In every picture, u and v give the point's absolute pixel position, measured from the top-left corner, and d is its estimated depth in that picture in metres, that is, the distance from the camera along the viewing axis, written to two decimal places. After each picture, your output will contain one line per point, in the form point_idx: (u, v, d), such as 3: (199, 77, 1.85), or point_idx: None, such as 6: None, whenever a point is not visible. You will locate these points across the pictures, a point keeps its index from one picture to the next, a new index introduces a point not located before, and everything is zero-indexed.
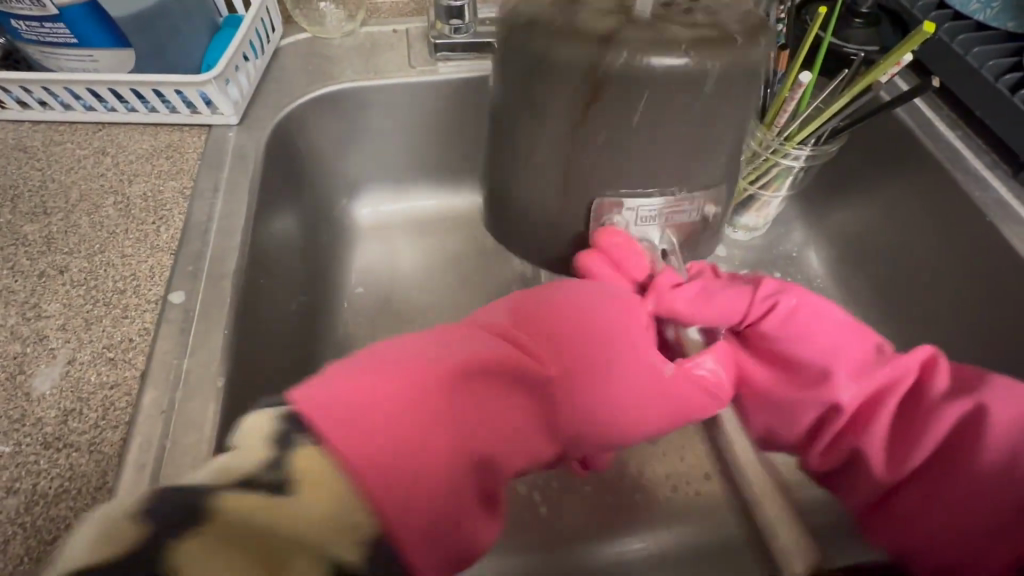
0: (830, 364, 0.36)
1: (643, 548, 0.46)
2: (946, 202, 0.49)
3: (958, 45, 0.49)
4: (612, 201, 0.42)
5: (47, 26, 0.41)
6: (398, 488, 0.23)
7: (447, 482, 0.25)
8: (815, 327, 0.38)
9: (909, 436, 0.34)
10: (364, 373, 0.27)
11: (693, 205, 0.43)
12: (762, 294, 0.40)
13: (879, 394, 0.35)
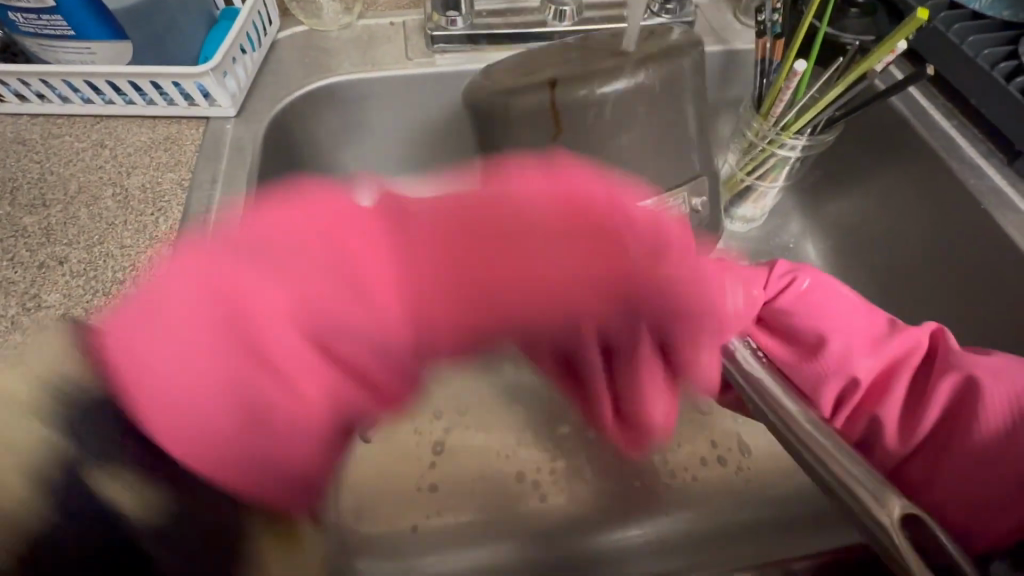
0: (848, 341, 0.37)
1: (638, 535, 0.47)
2: (941, 190, 0.50)
3: (954, 34, 0.50)
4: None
5: (44, 18, 0.41)
6: (187, 405, 0.26)
7: (223, 400, 0.26)
8: (830, 305, 0.39)
9: (921, 403, 0.35)
10: (190, 267, 0.27)
11: (677, 199, 0.45)
12: (777, 273, 0.41)
13: (892, 365, 0.37)
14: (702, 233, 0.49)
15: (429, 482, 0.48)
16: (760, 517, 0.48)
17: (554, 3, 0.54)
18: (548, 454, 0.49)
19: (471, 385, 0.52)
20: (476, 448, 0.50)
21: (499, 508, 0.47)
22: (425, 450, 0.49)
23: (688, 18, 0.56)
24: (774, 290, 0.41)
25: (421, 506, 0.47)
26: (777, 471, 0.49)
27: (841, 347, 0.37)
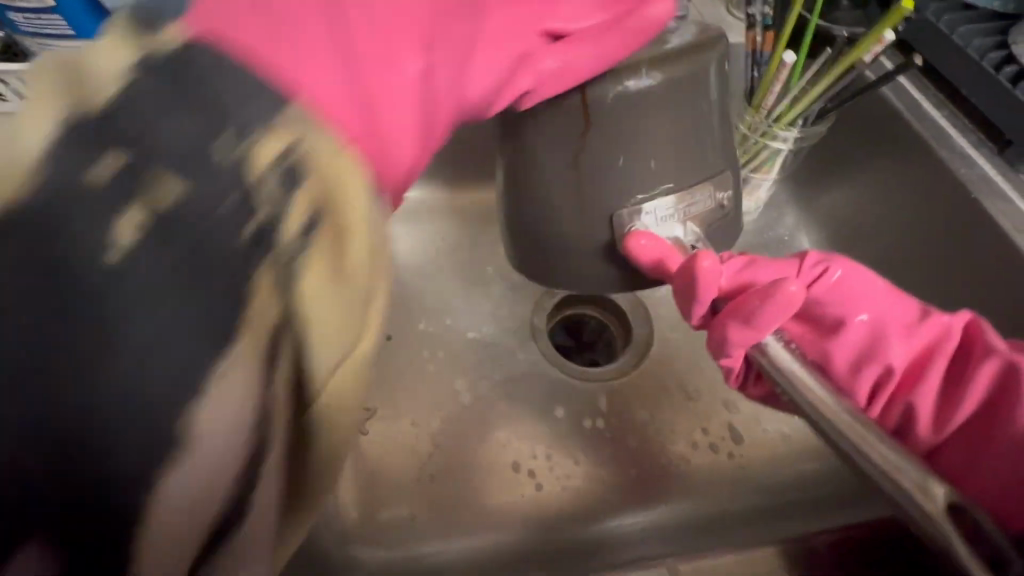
0: (881, 329, 0.34)
1: (634, 523, 0.47)
2: (931, 180, 0.50)
3: (945, 25, 0.50)
4: (624, 208, 0.36)
5: (44, 18, 0.42)
6: (298, 74, 0.24)
7: (372, 87, 0.26)
8: (867, 295, 0.35)
9: (954, 390, 0.33)
10: None
11: (705, 192, 0.38)
12: (809, 262, 0.35)
13: (925, 350, 0.34)
14: (734, 230, 0.41)
15: (425, 473, 0.49)
16: (755, 505, 0.48)
17: None
18: (543, 446, 0.50)
19: (467, 378, 0.53)
20: (471, 440, 0.50)
21: (496, 497, 0.48)
22: (422, 441, 0.50)
23: None
24: (808, 281, 0.35)
25: (418, 496, 0.48)
26: (770, 460, 0.50)
27: (874, 336, 0.34)
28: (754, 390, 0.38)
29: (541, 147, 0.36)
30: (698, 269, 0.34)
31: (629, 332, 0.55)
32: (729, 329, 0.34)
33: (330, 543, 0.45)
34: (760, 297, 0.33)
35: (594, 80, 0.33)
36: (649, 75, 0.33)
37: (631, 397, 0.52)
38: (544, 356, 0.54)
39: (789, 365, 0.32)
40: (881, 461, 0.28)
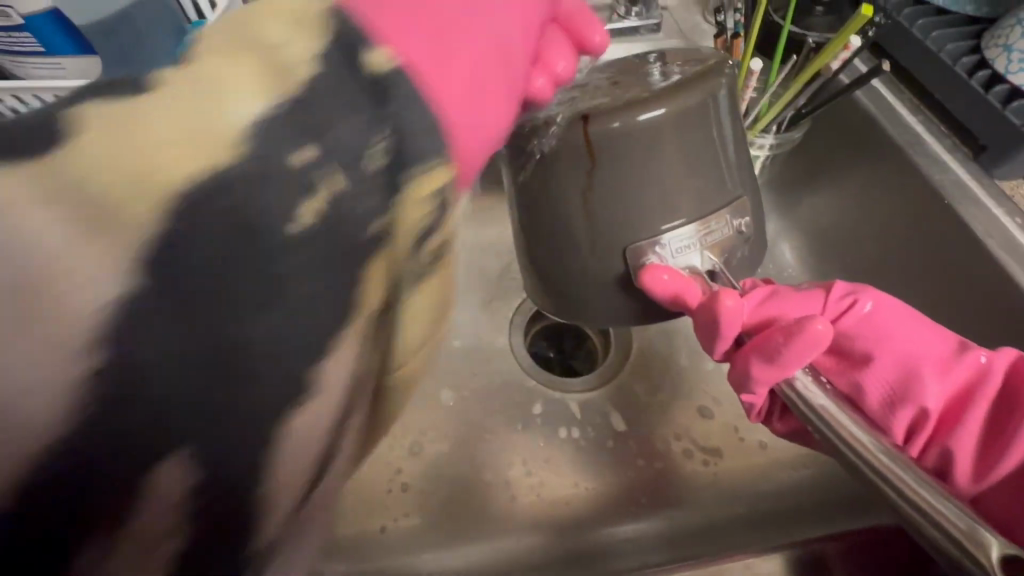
0: (914, 367, 0.32)
1: (620, 533, 0.46)
2: (908, 184, 0.49)
3: (918, 30, 0.50)
4: (642, 240, 0.33)
5: (14, 37, 0.41)
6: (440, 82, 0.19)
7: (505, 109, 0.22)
8: (898, 331, 0.33)
9: (1001, 439, 0.30)
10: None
11: (723, 219, 0.33)
12: (836, 295, 0.34)
13: (963, 391, 0.32)
14: (756, 255, 0.37)
15: (398, 486, 0.47)
16: (736, 516, 0.46)
17: None
18: (518, 458, 0.48)
19: (440, 389, 0.52)
20: (446, 454, 0.49)
21: (466, 510, 0.46)
22: (397, 454, 0.48)
23: (656, 18, 0.56)
24: (833, 315, 0.33)
25: (387, 510, 0.46)
26: (749, 473, 0.48)
27: (907, 374, 0.32)
28: (780, 426, 0.35)
29: (536, 179, 0.33)
30: (719, 307, 0.32)
31: (609, 342, 0.54)
32: (751, 364, 0.31)
33: None
34: (784, 333, 0.30)
35: (599, 115, 0.30)
36: (660, 108, 0.30)
37: (608, 407, 0.51)
38: (520, 366, 0.53)
39: (817, 399, 0.29)
40: (931, 508, 0.24)
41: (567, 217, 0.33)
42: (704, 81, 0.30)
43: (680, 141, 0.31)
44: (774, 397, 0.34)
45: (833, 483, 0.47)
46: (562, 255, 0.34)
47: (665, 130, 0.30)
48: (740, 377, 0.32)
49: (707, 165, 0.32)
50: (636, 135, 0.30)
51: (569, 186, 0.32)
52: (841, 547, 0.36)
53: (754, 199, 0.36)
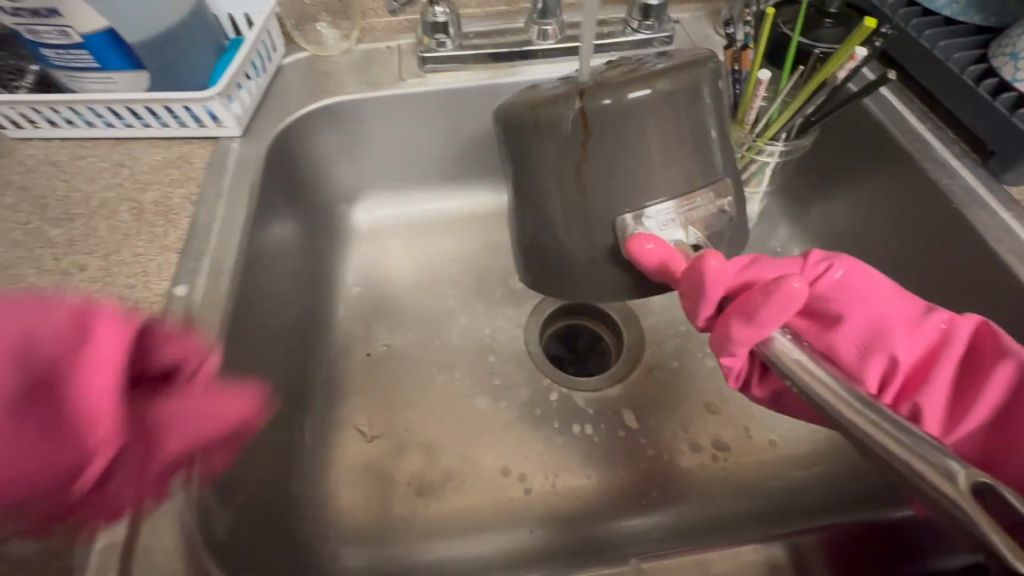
0: (883, 329, 0.33)
1: (631, 526, 0.47)
2: (916, 189, 0.50)
3: (925, 40, 0.51)
4: (628, 214, 0.34)
5: (72, 53, 0.45)
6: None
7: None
8: (871, 295, 0.34)
9: (966, 393, 0.32)
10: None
11: (705, 197, 0.35)
12: (812, 260, 0.34)
13: (927, 351, 0.33)
14: (738, 239, 0.38)
15: (417, 479, 0.49)
16: (746, 511, 0.47)
17: (537, 23, 0.57)
18: (532, 453, 0.50)
19: (456, 385, 0.54)
20: (461, 448, 0.50)
21: (479, 501, 0.48)
22: (413, 448, 0.50)
23: (669, 31, 0.59)
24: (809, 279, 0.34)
25: (406, 502, 0.48)
26: (758, 470, 0.49)
27: (876, 335, 0.33)
28: (759, 391, 0.36)
29: (550, 179, 0.35)
30: (703, 268, 0.31)
31: (621, 341, 0.57)
32: (732, 327, 0.30)
33: (316, 539, 0.44)
34: (762, 292, 0.30)
35: (591, 94, 0.32)
36: (645, 89, 0.32)
37: (621, 405, 0.52)
38: (536, 364, 0.55)
39: (793, 355, 0.28)
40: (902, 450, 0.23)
41: (580, 214, 0.35)
42: (690, 70, 0.33)
43: (670, 116, 0.33)
44: (752, 360, 0.34)
45: (835, 477, 0.48)
46: (576, 253, 0.36)
47: (651, 109, 0.32)
48: (722, 339, 0.31)
49: (698, 152, 0.34)
50: (630, 116, 0.32)
51: (573, 181, 0.34)
52: (823, 539, 0.35)
53: (737, 182, 0.37)
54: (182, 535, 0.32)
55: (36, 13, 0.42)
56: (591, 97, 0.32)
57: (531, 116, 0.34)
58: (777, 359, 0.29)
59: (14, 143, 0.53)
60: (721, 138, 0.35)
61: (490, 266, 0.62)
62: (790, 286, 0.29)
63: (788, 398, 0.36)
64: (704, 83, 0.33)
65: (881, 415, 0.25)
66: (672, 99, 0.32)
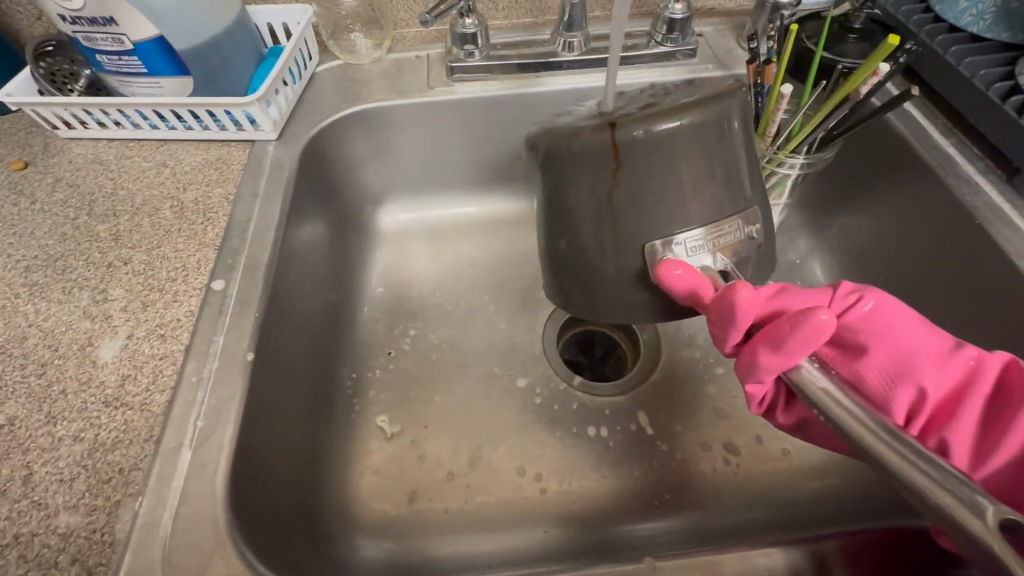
0: (907, 363, 0.30)
1: (644, 530, 0.47)
2: (938, 204, 0.50)
3: (951, 56, 0.51)
4: (657, 240, 0.35)
5: (123, 59, 0.48)
6: None
7: None
8: (900, 326, 0.30)
9: (992, 434, 0.29)
10: None
11: (734, 224, 0.35)
12: (841, 293, 0.31)
13: (958, 387, 0.30)
14: (765, 264, 0.39)
15: (434, 475, 0.50)
16: (760, 520, 0.47)
17: (563, 35, 0.59)
18: (547, 454, 0.51)
19: (475, 386, 0.55)
20: (478, 448, 0.51)
21: (494, 498, 0.49)
22: (431, 445, 0.51)
23: (692, 45, 0.60)
24: (835, 309, 0.30)
25: (426, 498, 0.49)
26: (774, 479, 0.49)
27: (901, 368, 0.30)
28: (783, 419, 0.33)
29: (576, 190, 0.36)
30: (733, 299, 0.29)
31: (638, 347, 0.58)
32: (756, 353, 0.28)
33: (337, 529, 0.45)
34: (789, 321, 0.27)
35: (624, 125, 0.33)
36: (677, 120, 0.32)
37: (636, 410, 0.53)
38: (554, 370, 0.56)
39: (820, 383, 0.26)
40: (929, 482, 0.21)
41: (603, 223, 0.36)
42: (722, 101, 0.33)
43: (701, 147, 0.33)
44: (777, 386, 0.32)
45: (849, 486, 0.49)
46: (596, 259, 0.37)
47: (681, 140, 0.33)
48: (747, 369, 0.29)
49: (728, 181, 0.35)
50: (660, 142, 0.33)
51: (603, 203, 0.35)
52: (840, 543, 0.35)
53: (766, 208, 0.37)
54: (215, 516, 0.34)
55: (94, 22, 0.45)
56: (626, 127, 0.33)
57: (562, 137, 0.35)
58: (805, 391, 0.27)
59: (65, 142, 0.56)
60: (750, 166, 0.36)
61: (512, 271, 0.63)
62: (820, 317, 0.27)
63: (814, 428, 0.33)
64: (732, 102, 0.34)
65: (908, 446, 0.23)
66: (702, 127, 0.33)
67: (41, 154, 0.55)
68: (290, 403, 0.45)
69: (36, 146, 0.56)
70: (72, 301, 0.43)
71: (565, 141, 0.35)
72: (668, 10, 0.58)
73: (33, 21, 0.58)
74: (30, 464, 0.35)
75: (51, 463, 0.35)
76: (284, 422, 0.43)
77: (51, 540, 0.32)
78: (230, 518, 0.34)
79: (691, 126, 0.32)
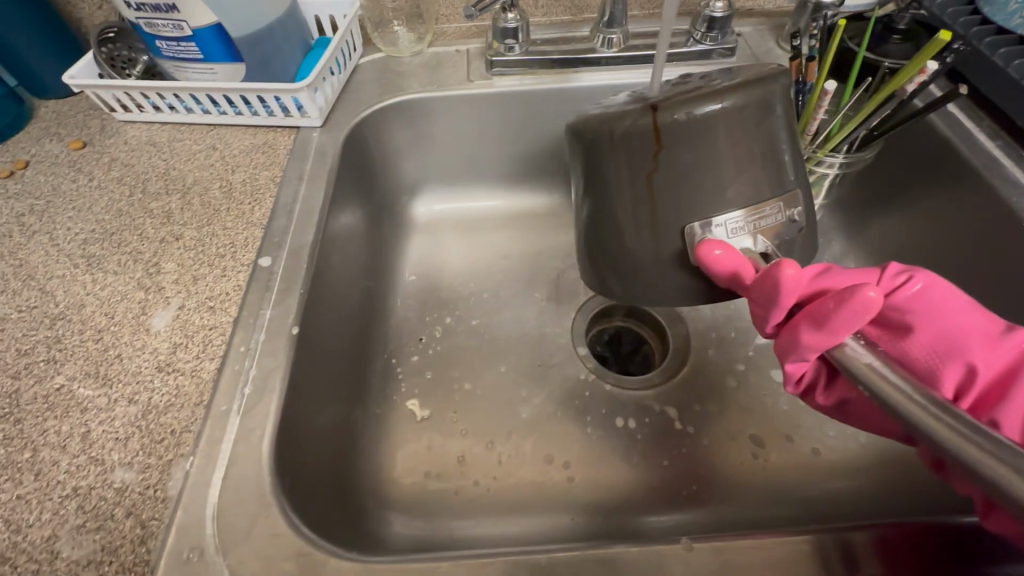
0: (957, 344, 0.29)
1: (669, 520, 0.47)
2: (982, 206, 0.49)
3: (1000, 58, 0.51)
4: (696, 222, 0.35)
5: (182, 45, 0.50)
6: None
7: None
8: (948, 307, 0.30)
9: None
10: None
11: (775, 206, 0.35)
12: (890, 274, 0.31)
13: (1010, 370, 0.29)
14: (805, 251, 0.38)
15: (463, 458, 0.51)
16: (789, 516, 0.47)
17: (603, 31, 0.59)
18: (575, 443, 0.51)
19: (505, 374, 0.56)
20: (505, 435, 0.52)
21: (522, 483, 0.49)
22: (461, 429, 0.52)
23: (730, 44, 0.60)
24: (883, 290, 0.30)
25: (455, 481, 0.49)
26: (804, 478, 0.49)
27: (948, 349, 0.30)
28: (822, 400, 0.33)
29: (618, 176, 0.36)
30: (777, 276, 0.29)
31: (667, 342, 0.58)
32: (800, 331, 0.28)
33: (369, 505, 0.46)
34: (835, 298, 0.27)
35: (666, 108, 0.33)
36: (719, 103, 0.33)
37: (665, 403, 0.53)
38: (583, 361, 0.56)
39: (865, 359, 0.26)
40: (984, 457, 0.21)
41: (644, 210, 0.36)
42: (764, 86, 0.33)
43: (743, 131, 0.33)
44: (819, 366, 0.32)
45: (882, 488, 0.48)
46: (636, 246, 0.37)
47: (723, 123, 0.33)
48: (789, 344, 0.29)
49: (769, 165, 0.35)
50: (704, 128, 0.33)
51: (644, 189, 0.35)
52: (873, 538, 0.34)
53: (807, 194, 0.37)
54: (260, 479, 0.35)
55: (158, 8, 0.47)
56: (668, 113, 0.33)
57: (604, 124, 0.35)
58: (850, 367, 0.27)
59: (120, 125, 0.58)
60: (791, 150, 0.36)
61: (543, 263, 0.64)
62: (868, 293, 0.26)
63: (854, 409, 0.33)
64: (775, 89, 0.34)
65: (958, 419, 0.23)
66: (744, 112, 0.33)
67: (99, 135, 0.57)
68: (327, 380, 0.46)
69: (93, 128, 0.58)
70: (127, 273, 0.45)
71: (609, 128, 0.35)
72: (708, 8, 0.58)
73: (95, 9, 0.61)
74: (88, 422, 0.37)
75: (108, 422, 0.37)
76: (321, 397, 0.44)
77: (108, 494, 0.34)
78: (274, 482, 0.35)
79: (734, 112, 0.33)
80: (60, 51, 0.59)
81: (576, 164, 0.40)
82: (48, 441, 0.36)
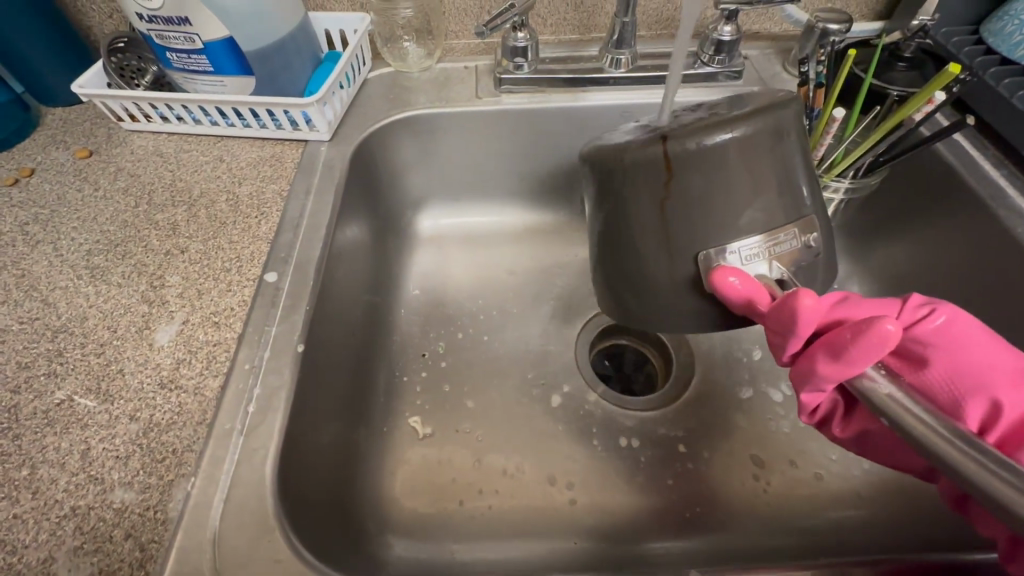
0: (979, 380, 0.29)
1: (672, 546, 0.46)
2: (987, 235, 0.50)
3: (1005, 88, 0.51)
4: (711, 248, 0.35)
5: (192, 57, 0.50)
6: None
7: None
8: (969, 342, 0.30)
9: None
10: None
11: (791, 233, 0.35)
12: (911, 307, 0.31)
13: None
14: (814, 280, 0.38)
15: (465, 480, 0.50)
16: (794, 545, 0.46)
17: (611, 52, 0.60)
18: (578, 464, 0.51)
19: (508, 393, 0.55)
20: (507, 455, 0.51)
21: (524, 504, 0.49)
22: (463, 448, 0.52)
23: (737, 67, 0.60)
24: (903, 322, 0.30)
25: (456, 502, 0.49)
26: (809, 504, 0.48)
27: (970, 384, 0.30)
28: (840, 432, 0.33)
29: (632, 199, 0.36)
30: (794, 306, 0.29)
31: (671, 365, 0.58)
32: (818, 361, 0.28)
33: (370, 524, 0.45)
34: (852, 329, 0.27)
35: (675, 138, 0.33)
36: (730, 132, 0.33)
37: (669, 426, 0.53)
38: (585, 380, 0.56)
39: (884, 388, 0.26)
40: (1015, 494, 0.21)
41: (655, 235, 0.36)
42: (776, 114, 0.34)
43: (756, 159, 0.34)
44: (837, 398, 0.32)
45: (886, 516, 0.48)
46: (649, 270, 0.37)
47: (736, 151, 0.33)
48: (806, 373, 0.29)
49: (785, 191, 0.35)
50: (715, 157, 0.33)
51: (657, 214, 0.35)
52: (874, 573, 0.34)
53: (823, 219, 0.37)
54: (261, 502, 0.34)
55: (169, 21, 0.47)
56: (679, 142, 0.33)
57: (618, 152, 0.36)
58: (869, 399, 0.26)
59: (128, 134, 0.58)
60: (806, 176, 0.36)
61: (547, 280, 0.64)
62: (885, 325, 0.26)
63: (873, 441, 0.33)
64: (787, 118, 0.34)
65: (986, 455, 0.22)
66: (757, 140, 0.33)
67: (106, 144, 0.57)
68: (330, 397, 0.46)
69: (100, 136, 0.58)
70: (131, 285, 0.45)
71: (620, 157, 0.36)
72: (716, 32, 0.58)
73: (105, 18, 0.61)
74: (88, 439, 0.36)
75: (108, 440, 0.36)
76: (323, 414, 0.44)
77: (107, 515, 0.33)
78: (276, 505, 0.34)
79: (748, 140, 0.33)
80: (69, 60, 0.58)
81: (589, 186, 0.40)
82: (46, 458, 0.35)
